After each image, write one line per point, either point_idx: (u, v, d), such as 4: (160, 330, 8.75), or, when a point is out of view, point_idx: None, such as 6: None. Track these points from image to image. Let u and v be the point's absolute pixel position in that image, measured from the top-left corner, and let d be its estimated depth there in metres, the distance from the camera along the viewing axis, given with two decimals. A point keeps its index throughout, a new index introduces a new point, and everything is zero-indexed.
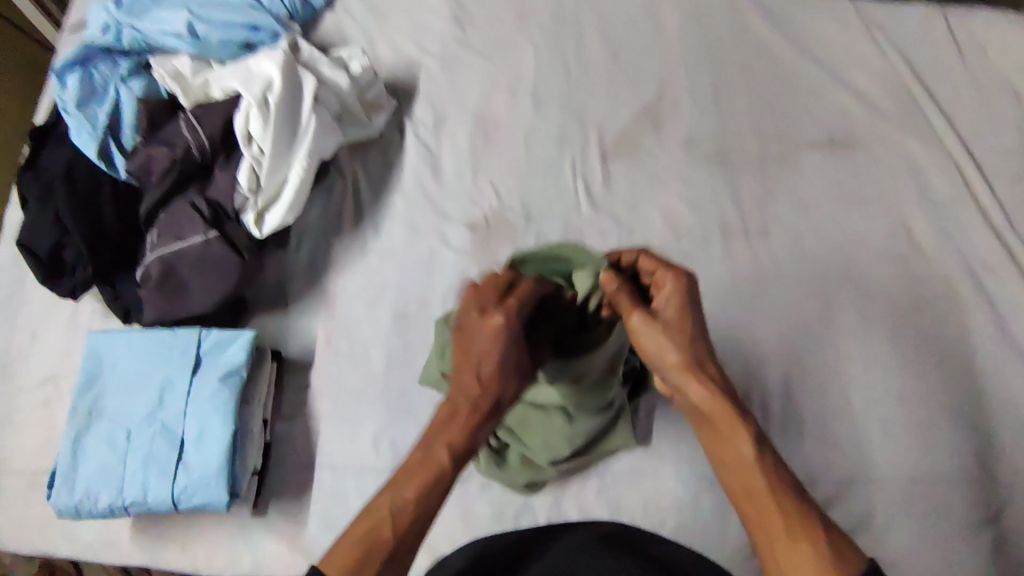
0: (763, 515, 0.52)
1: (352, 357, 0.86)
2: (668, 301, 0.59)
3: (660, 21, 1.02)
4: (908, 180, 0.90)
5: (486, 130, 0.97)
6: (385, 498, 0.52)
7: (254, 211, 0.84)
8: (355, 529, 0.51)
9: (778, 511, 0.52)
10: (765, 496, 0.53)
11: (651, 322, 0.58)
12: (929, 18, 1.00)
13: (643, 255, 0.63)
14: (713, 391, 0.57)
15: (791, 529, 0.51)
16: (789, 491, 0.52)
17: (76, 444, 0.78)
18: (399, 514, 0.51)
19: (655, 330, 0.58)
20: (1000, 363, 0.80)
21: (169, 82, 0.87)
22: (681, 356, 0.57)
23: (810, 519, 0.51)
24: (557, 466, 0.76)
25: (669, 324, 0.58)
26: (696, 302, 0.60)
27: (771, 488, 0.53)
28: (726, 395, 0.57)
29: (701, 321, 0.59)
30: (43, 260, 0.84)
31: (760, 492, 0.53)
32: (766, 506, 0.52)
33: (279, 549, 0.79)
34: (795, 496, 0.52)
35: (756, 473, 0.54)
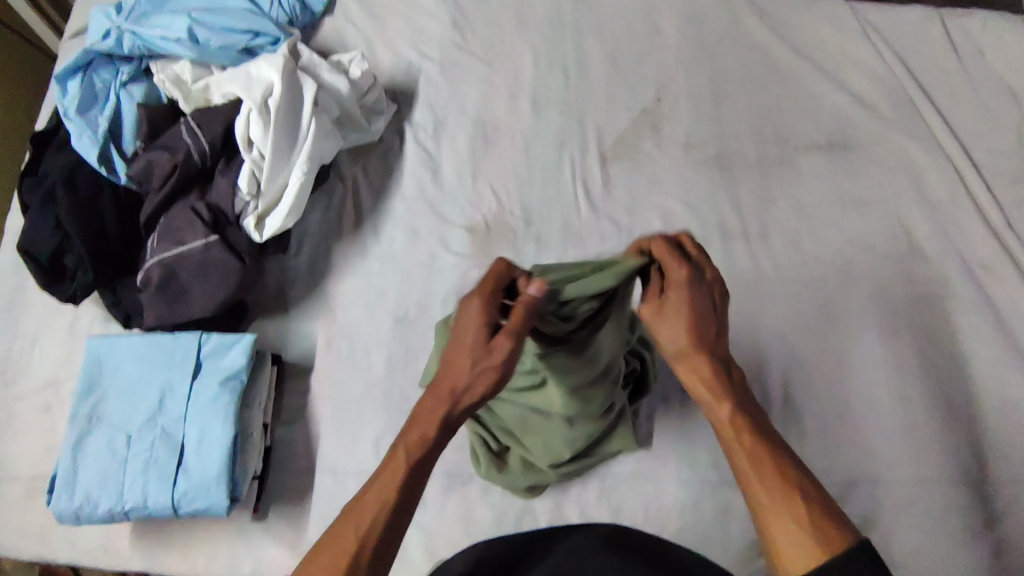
0: (750, 488, 0.52)
1: (353, 361, 0.86)
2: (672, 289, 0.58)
3: (659, 25, 1.02)
4: (908, 182, 0.91)
5: (485, 134, 0.97)
6: (346, 515, 0.52)
7: (254, 215, 0.85)
8: (319, 549, 0.51)
9: (762, 483, 0.51)
10: (748, 468, 0.52)
11: (657, 313, 0.59)
12: (925, 21, 1.01)
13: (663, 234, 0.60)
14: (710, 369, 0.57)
15: (775, 501, 0.50)
16: (773, 462, 0.52)
17: (76, 450, 0.77)
18: (358, 531, 0.51)
19: (659, 321, 0.59)
20: (1002, 363, 0.79)
21: (169, 87, 0.89)
22: (684, 343, 0.58)
23: (792, 491, 0.50)
24: (558, 469, 0.76)
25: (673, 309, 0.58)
26: (705, 292, 0.58)
27: (755, 459, 0.52)
28: (714, 374, 0.57)
29: (707, 301, 0.58)
30: (43, 265, 0.83)
31: (745, 465, 0.52)
32: (750, 477, 0.52)
33: (279, 554, 0.79)
34: (782, 467, 0.51)
35: (739, 446, 0.53)
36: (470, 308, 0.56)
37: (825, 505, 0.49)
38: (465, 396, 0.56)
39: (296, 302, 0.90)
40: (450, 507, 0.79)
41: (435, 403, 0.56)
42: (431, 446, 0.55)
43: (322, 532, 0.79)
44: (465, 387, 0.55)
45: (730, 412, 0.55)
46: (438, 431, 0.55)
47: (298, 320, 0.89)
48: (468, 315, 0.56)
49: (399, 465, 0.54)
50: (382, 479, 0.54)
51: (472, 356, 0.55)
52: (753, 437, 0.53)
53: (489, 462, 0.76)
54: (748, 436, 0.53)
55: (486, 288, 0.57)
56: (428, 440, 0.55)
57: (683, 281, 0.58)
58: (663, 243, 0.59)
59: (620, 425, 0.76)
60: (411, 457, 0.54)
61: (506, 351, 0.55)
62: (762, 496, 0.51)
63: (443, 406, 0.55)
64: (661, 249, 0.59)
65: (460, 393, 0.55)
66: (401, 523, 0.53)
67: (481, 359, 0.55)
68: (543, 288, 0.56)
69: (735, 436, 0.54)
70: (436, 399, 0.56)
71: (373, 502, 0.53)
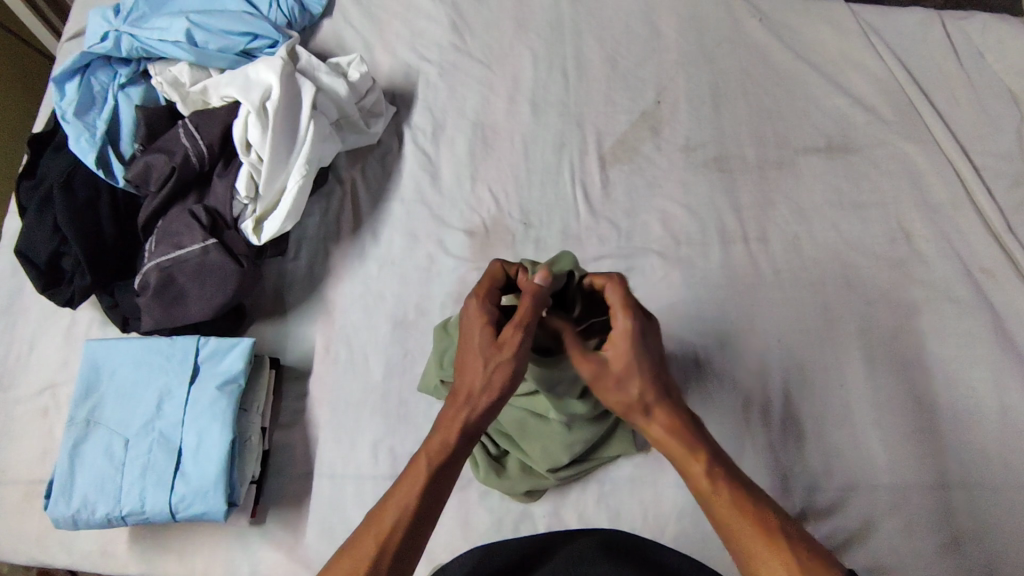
0: (735, 541, 0.53)
1: (351, 365, 0.86)
2: (616, 349, 0.58)
3: (659, 27, 1.02)
4: (908, 185, 0.90)
5: (484, 137, 0.97)
6: (370, 520, 0.54)
7: (253, 218, 0.85)
8: (344, 554, 0.53)
9: (748, 535, 0.52)
10: (731, 523, 0.53)
11: (605, 376, 0.58)
12: (925, 25, 1.01)
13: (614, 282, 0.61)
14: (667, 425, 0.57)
15: (764, 552, 0.51)
16: (754, 511, 0.53)
17: (73, 454, 0.77)
18: (380, 535, 0.53)
19: (606, 384, 0.58)
20: (1002, 366, 0.79)
21: (167, 90, 0.88)
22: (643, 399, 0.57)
23: (777, 539, 0.52)
24: (557, 474, 0.75)
25: (618, 373, 0.57)
26: (651, 344, 0.59)
27: (737, 511, 0.53)
28: (678, 427, 0.56)
29: (651, 356, 0.59)
30: (41, 269, 0.83)
31: (727, 518, 0.53)
32: (733, 530, 0.53)
33: (277, 558, 0.78)
34: (762, 514, 0.53)
35: (718, 501, 0.54)
36: (473, 313, 0.60)
37: (810, 547, 0.51)
38: (481, 397, 0.57)
39: (294, 305, 0.90)
40: (449, 512, 0.78)
41: (451, 409, 0.57)
42: (450, 451, 0.56)
43: (320, 537, 0.78)
44: (481, 388, 0.57)
45: (702, 466, 0.55)
46: (456, 435, 0.56)
47: (296, 323, 0.89)
48: (473, 319, 0.60)
49: (420, 470, 0.55)
50: (404, 486, 0.55)
51: (484, 356, 0.57)
52: (730, 485, 0.54)
53: (488, 466, 0.76)
54: (726, 487, 0.54)
55: (481, 290, 0.61)
56: (446, 445, 0.56)
57: (629, 335, 0.58)
58: (619, 292, 0.60)
59: (618, 431, 0.77)
60: (431, 463, 0.56)
61: (516, 344, 0.57)
62: (751, 548, 0.52)
63: (461, 410, 0.57)
64: (617, 300, 0.60)
65: (476, 394, 0.57)
66: (424, 528, 0.55)
67: (493, 357, 0.57)
68: (549, 276, 0.59)
69: (711, 489, 0.54)
70: (453, 404, 0.57)
71: (394, 507, 0.54)
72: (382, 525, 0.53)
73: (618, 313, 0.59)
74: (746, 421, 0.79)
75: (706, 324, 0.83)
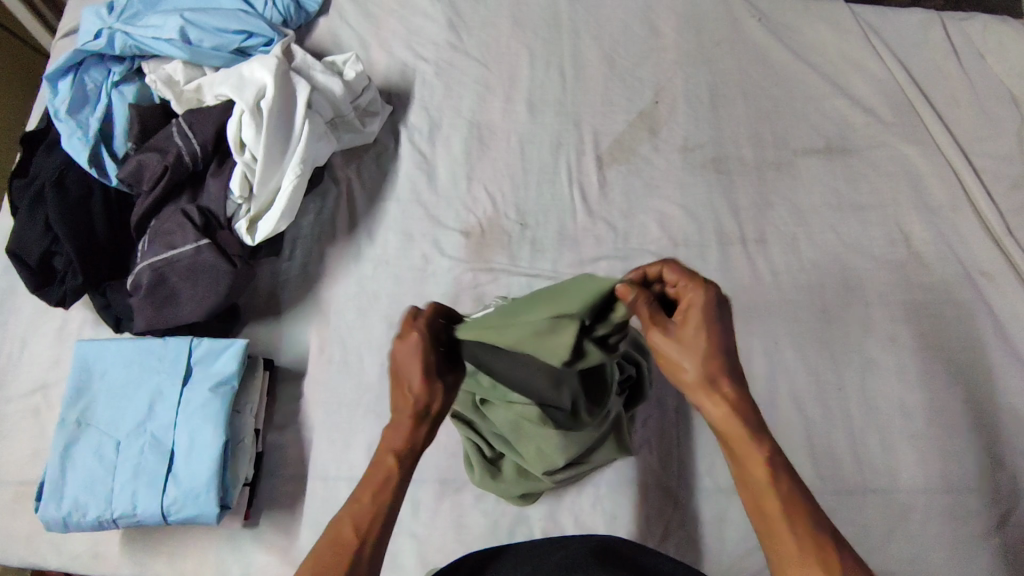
0: (773, 538, 0.50)
1: (345, 366, 0.85)
2: (686, 317, 0.55)
3: (657, 26, 1.01)
4: (906, 187, 0.90)
5: (481, 136, 0.96)
6: (348, 504, 0.55)
7: (247, 218, 0.85)
8: (325, 546, 0.52)
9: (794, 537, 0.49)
10: (775, 518, 0.50)
11: (673, 340, 0.54)
12: (924, 25, 1.00)
13: (671, 266, 0.57)
14: (732, 408, 0.53)
15: (803, 554, 0.48)
16: (802, 513, 0.50)
17: (63, 455, 0.76)
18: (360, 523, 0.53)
19: (677, 346, 0.54)
20: (998, 369, 0.79)
21: (160, 88, 0.87)
22: (711, 370, 0.53)
23: (821, 541, 0.48)
24: (553, 477, 0.74)
25: (686, 343, 0.54)
26: (726, 318, 0.55)
27: (788, 508, 0.50)
28: (744, 410, 0.53)
29: (727, 332, 0.54)
30: (33, 268, 0.82)
31: (771, 510, 0.50)
32: (774, 527, 0.50)
33: (270, 560, 0.78)
34: (810, 518, 0.49)
35: (768, 492, 0.51)
36: (412, 342, 0.57)
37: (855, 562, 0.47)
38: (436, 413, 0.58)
39: (289, 305, 0.89)
40: (443, 513, 0.78)
41: (407, 424, 0.57)
42: (415, 449, 0.58)
43: (313, 538, 0.78)
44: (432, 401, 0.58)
45: (761, 453, 0.52)
46: (416, 433, 0.58)
47: (291, 323, 0.88)
48: (408, 348, 0.57)
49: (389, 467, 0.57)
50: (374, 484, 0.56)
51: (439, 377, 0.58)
52: (787, 486, 0.51)
53: (482, 468, 0.75)
54: (783, 484, 0.51)
55: (429, 312, 0.59)
56: (411, 441, 0.58)
57: (704, 311, 0.54)
58: (672, 271, 0.57)
59: (614, 433, 0.74)
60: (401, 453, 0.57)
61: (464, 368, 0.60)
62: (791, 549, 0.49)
63: (418, 423, 0.58)
64: (677, 278, 0.56)
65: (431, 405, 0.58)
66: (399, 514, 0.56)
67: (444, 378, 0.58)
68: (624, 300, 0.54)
69: (762, 479, 0.51)
70: (409, 418, 0.57)
71: (374, 490, 0.55)
72: (361, 508, 0.55)
73: (686, 287, 0.56)
74: None
75: None
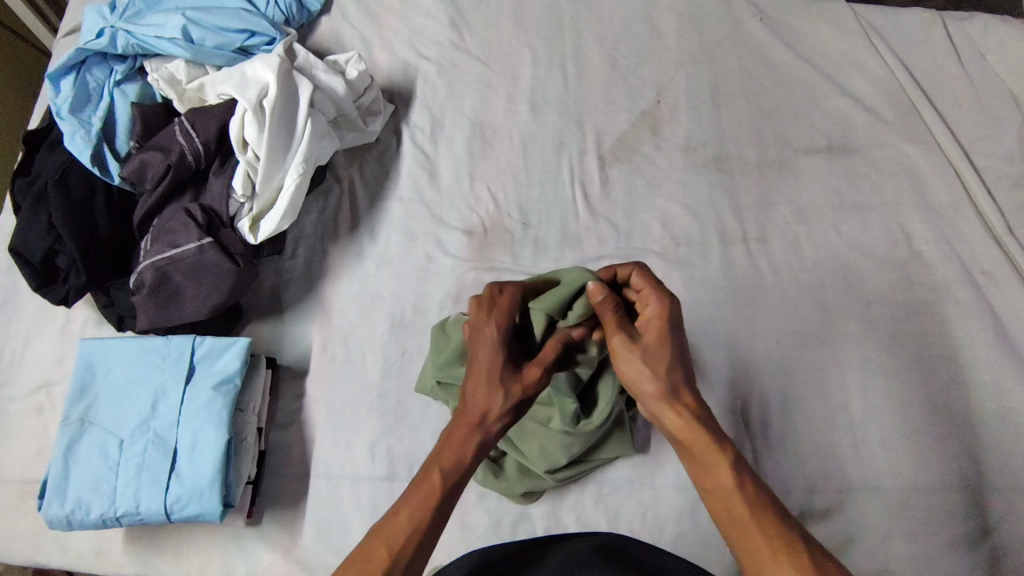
0: (745, 542, 0.50)
1: (348, 365, 0.85)
2: (647, 329, 0.61)
3: (659, 25, 1.01)
4: (908, 186, 0.90)
5: (483, 135, 0.96)
6: (388, 515, 0.52)
7: (249, 216, 0.84)
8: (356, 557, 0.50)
9: (762, 537, 0.49)
10: (747, 522, 0.50)
11: (634, 347, 0.60)
12: (926, 25, 1.00)
13: (640, 271, 0.65)
14: (692, 418, 0.56)
15: (776, 553, 0.48)
16: (772, 516, 0.50)
17: (67, 453, 0.76)
18: (394, 540, 0.50)
19: (635, 357, 0.59)
20: (1000, 368, 0.79)
21: (163, 86, 0.88)
22: (671, 378, 0.58)
23: (793, 541, 0.48)
24: (555, 475, 0.75)
25: (649, 351, 0.59)
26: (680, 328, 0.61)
27: (756, 510, 0.50)
28: (704, 419, 0.56)
29: (681, 344, 0.60)
30: (36, 267, 0.83)
31: (741, 514, 0.51)
32: (746, 530, 0.50)
33: (273, 559, 0.78)
34: (781, 521, 0.50)
35: (735, 497, 0.51)
36: (490, 338, 0.61)
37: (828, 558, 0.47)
38: (496, 423, 0.57)
39: (291, 304, 0.89)
40: None
41: (465, 430, 0.57)
42: (464, 468, 0.55)
43: (316, 537, 0.78)
44: (500, 412, 0.57)
45: (727, 459, 0.53)
46: (474, 451, 0.56)
47: (293, 322, 0.89)
48: (486, 344, 0.61)
49: (433, 483, 0.54)
50: (415, 499, 0.53)
51: (505, 387, 0.58)
52: (753, 491, 0.52)
53: (486, 467, 0.75)
54: (751, 489, 0.52)
55: (501, 316, 0.62)
56: (462, 460, 0.55)
57: (660, 317, 0.61)
58: (641, 274, 0.65)
59: (615, 432, 0.75)
60: (447, 472, 0.54)
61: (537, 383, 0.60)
62: (762, 548, 0.48)
63: (475, 433, 0.57)
64: (644, 282, 0.64)
65: (492, 419, 0.57)
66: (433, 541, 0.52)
67: (511, 386, 0.58)
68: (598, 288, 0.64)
69: (730, 485, 0.52)
70: (468, 425, 0.57)
71: (415, 506, 0.52)
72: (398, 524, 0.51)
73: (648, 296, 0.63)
74: (745, 423, 0.78)
75: (706, 325, 0.83)
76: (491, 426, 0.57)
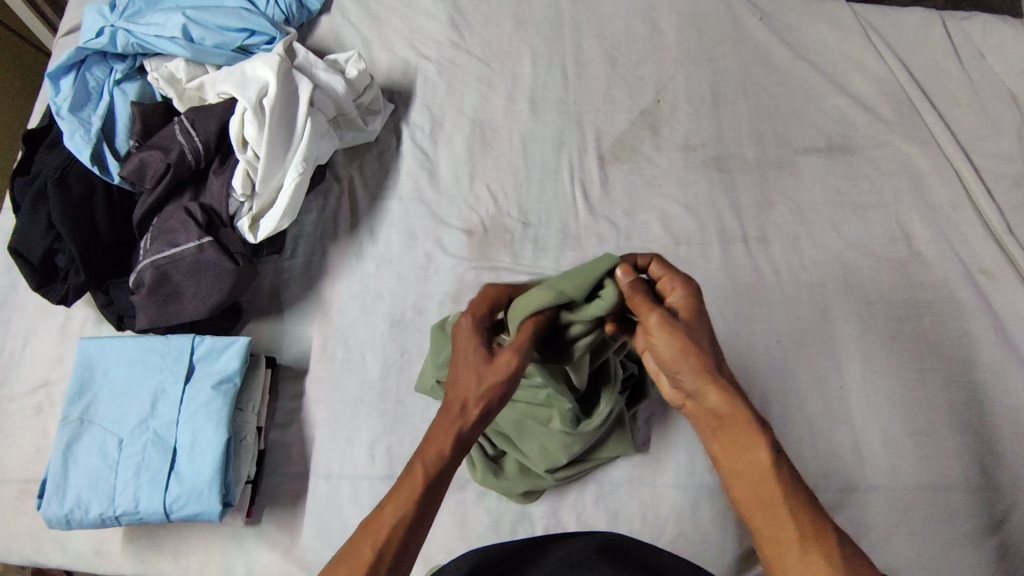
0: (774, 526, 0.51)
1: (347, 364, 0.85)
2: (683, 309, 0.57)
3: (660, 25, 1.01)
4: (908, 186, 0.90)
5: (483, 135, 0.96)
6: (371, 516, 0.53)
7: (249, 216, 0.84)
8: (339, 560, 0.52)
9: (794, 524, 0.51)
10: (778, 509, 0.52)
11: (674, 325, 0.55)
12: (926, 24, 1.00)
13: (657, 259, 0.60)
14: (730, 398, 0.54)
15: (806, 541, 0.50)
16: (803, 506, 0.51)
17: (66, 452, 0.76)
18: (376, 542, 0.52)
19: (675, 333, 0.55)
20: (1000, 367, 0.79)
21: (163, 86, 0.88)
22: (710, 357, 0.55)
23: (823, 530, 0.50)
24: (555, 474, 0.75)
25: (688, 328, 0.55)
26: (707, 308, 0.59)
27: (790, 498, 0.52)
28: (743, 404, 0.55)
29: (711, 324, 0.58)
30: (35, 267, 0.83)
31: (774, 499, 0.52)
32: (778, 516, 0.51)
33: (273, 559, 0.78)
34: (812, 508, 0.51)
35: (770, 483, 0.52)
36: (466, 327, 0.59)
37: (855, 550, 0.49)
38: (475, 409, 0.56)
39: (291, 304, 0.89)
40: (445, 512, 0.78)
41: (446, 422, 0.56)
42: (446, 460, 0.55)
43: (316, 537, 0.78)
44: (475, 399, 0.56)
45: (764, 448, 0.53)
46: (453, 442, 0.55)
47: (293, 321, 0.89)
48: (464, 332, 0.59)
49: (416, 477, 0.55)
50: (399, 497, 0.54)
51: (478, 370, 0.56)
52: (787, 478, 0.53)
53: (486, 467, 0.75)
54: (785, 477, 0.52)
55: (479, 309, 0.60)
56: (444, 453, 0.55)
57: (690, 302, 0.57)
58: (660, 265, 0.60)
59: (616, 431, 0.75)
60: (428, 467, 0.55)
61: (513, 365, 0.55)
62: (794, 538, 0.50)
63: (456, 422, 0.56)
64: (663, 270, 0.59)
65: (470, 406, 0.56)
66: (419, 536, 0.54)
67: (486, 372, 0.55)
68: (627, 272, 0.58)
69: (764, 471, 0.53)
70: (447, 417, 0.56)
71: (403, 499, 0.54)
72: (379, 527, 0.53)
73: (673, 288, 0.59)
74: None
75: None
76: (469, 414, 0.56)
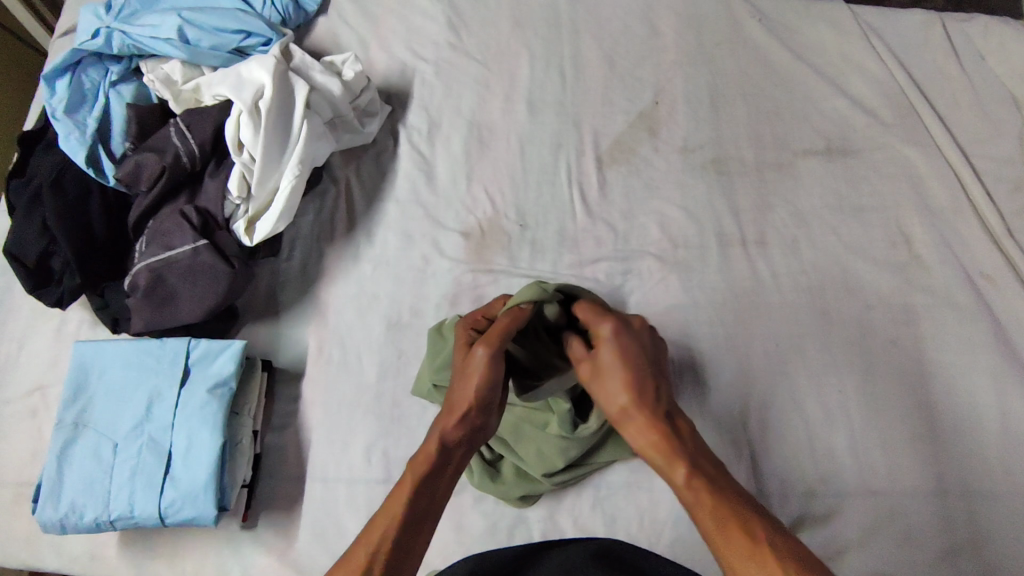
0: (715, 544, 0.52)
1: (344, 367, 0.85)
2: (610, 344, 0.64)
3: (658, 26, 1.01)
4: (907, 189, 0.89)
5: (480, 137, 0.96)
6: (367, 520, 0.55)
7: (245, 218, 0.84)
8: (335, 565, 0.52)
9: (727, 533, 0.51)
10: (711, 526, 0.52)
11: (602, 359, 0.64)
12: (925, 26, 1.00)
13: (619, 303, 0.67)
14: (652, 426, 0.59)
15: (739, 550, 0.50)
16: (733, 517, 0.52)
17: (61, 456, 0.76)
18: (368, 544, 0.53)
19: (603, 371, 0.63)
20: (1000, 371, 0.78)
21: (159, 87, 0.87)
22: (626, 394, 0.61)
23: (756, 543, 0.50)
24: (551, 479, 0.74)
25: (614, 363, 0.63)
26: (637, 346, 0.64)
27: (719, 513, 0.53)
28: (667, 438, 0.59)
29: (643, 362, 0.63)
30: (30, 268, 0.82)
31: (702, 515, 0.53)
32: (712, 535, 0.52)
33: (268, 563, 0.77)
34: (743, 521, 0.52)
35: (699, 502, 0.54)
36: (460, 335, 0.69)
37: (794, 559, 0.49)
38: (462, 411, 0.60)
39: (287, 306, 0.89)
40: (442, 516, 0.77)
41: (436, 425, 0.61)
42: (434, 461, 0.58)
43: (312, 540, 0.77)
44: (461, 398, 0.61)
45: (683, 472, 0.56)
46: (437, 446, 0.59)
47: (290, 324, 0.88)
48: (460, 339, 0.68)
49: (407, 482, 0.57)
50: (393, 497, 0.56)
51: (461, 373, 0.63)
52: (712, 496, 0.54)
53: (482, 471, 0.75)
54: (710, 497, 0.54)
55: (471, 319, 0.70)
56: (431, 456, 0.58)
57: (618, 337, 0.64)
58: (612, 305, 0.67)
59: (612, 436, 0.75)
60: (417, 471, 0.58)
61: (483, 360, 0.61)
62: (724, 546, 0.51)
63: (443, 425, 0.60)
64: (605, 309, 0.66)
65: (456, 411, 0.61)
66: (413, 537, 0.55)
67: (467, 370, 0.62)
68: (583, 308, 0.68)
69: (692, 492, 0.55)
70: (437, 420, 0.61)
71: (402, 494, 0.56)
72: (373, 532, 0.53)
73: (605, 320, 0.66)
74: (744, 426, 0.78)
75: (704, 328, 0.83)
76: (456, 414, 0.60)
